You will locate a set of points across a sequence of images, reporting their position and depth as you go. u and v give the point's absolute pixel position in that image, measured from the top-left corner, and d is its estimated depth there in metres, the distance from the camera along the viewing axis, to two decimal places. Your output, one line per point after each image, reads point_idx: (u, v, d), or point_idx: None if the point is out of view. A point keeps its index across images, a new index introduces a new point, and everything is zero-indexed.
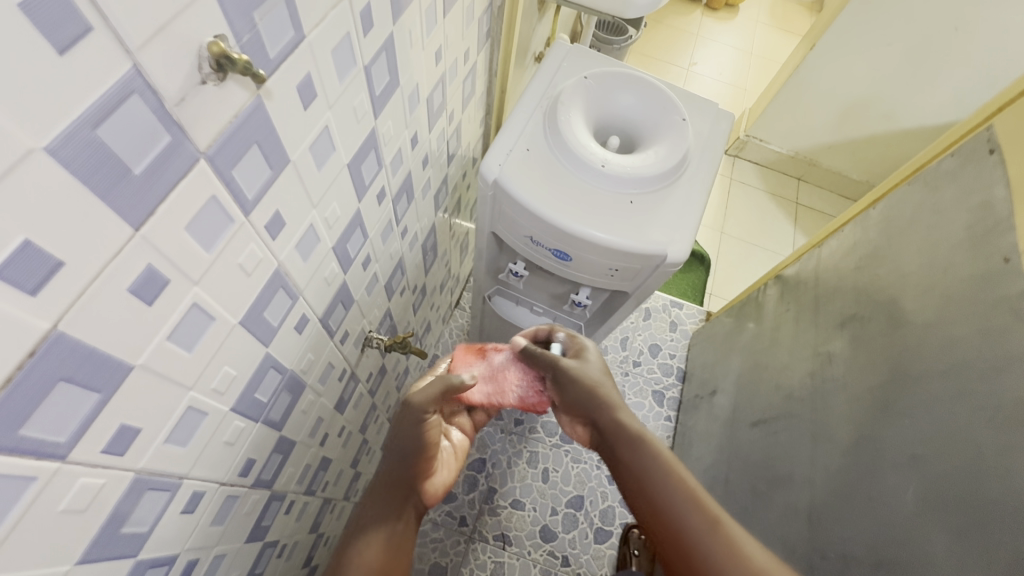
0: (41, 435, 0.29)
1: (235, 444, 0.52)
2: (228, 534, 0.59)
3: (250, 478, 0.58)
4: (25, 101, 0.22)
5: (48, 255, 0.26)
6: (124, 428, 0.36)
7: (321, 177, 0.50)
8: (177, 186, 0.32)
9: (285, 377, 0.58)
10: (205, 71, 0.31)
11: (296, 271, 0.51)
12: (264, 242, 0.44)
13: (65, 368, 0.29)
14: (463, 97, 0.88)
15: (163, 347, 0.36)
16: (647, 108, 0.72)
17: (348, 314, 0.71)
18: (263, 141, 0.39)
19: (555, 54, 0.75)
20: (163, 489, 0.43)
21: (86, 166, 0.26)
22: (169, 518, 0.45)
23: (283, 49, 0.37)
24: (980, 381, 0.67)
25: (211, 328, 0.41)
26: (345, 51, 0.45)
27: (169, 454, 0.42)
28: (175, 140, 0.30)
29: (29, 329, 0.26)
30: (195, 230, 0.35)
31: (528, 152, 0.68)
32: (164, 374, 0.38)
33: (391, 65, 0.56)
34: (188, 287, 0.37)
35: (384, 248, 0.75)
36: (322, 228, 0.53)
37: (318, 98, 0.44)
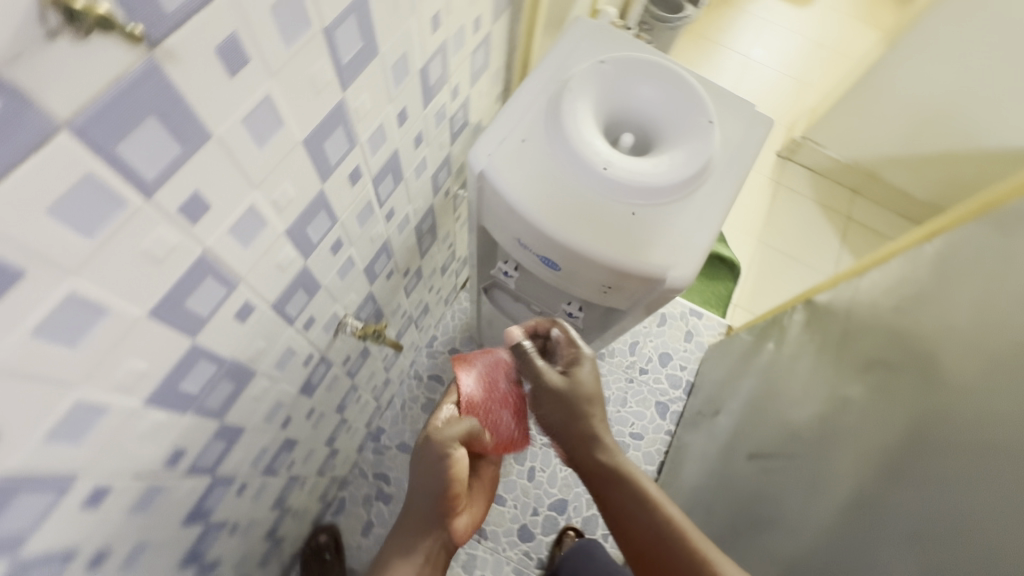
0: None
1: (156, 436, 0.48)
2: (156, 521, 0.55)
3: (181, 466, 0.55)
4: None
5: None
6: None
7: (263, 155, 0.43)
8: (23, 164, 0.26)
9: (224, 367, 0.54)
10: (51, 23, 0.24)
11: (232, 257, 0.46)
12: (178, 227, 0.38)
13: None
14: (473, 71, 0.79)
15: (26, 344, 0.31)
16: (671, 105, 0.62)
17: (313, 299, 0.66)
18: (166, 113, 0.33)
19: (573, 31, 0.66)
20: (51, 488, 0.39)
21: None
22: (64, 513, 0.42)
23: (187, 1, 0.30)
24: (1003, 478, 0.57)
25: (105, 321, 0.36)
26: (292, 8, 0.38)
27: (56, 453, 0.38)
28: (11, 107, 0.25)
29: None
30: (62, 214, 0.30)
31: (523, 144, 0.59)
32: (34, 372, 0.33)
33: (365, 30, 0.48)
34: (61, 278, 0.31)
35: (362, 232, 0.69)
36: (269, 211, 0.48)
37: (251, 62, 0.37)
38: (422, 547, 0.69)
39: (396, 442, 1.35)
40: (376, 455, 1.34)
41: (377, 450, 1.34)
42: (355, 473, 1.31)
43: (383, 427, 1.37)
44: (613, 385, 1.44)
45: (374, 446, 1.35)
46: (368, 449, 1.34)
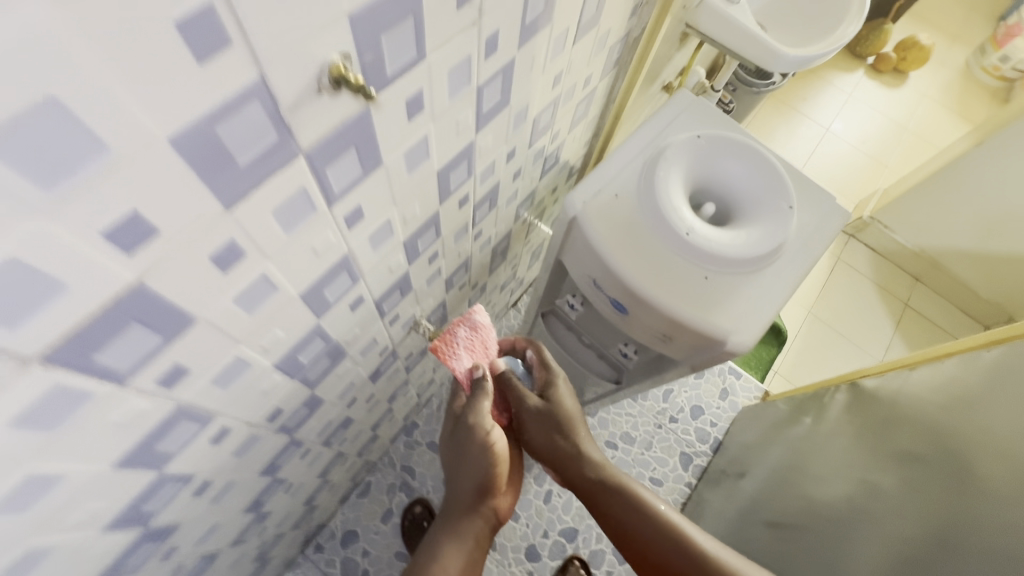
0: (108, 363, 0.33)
1: (269, 393, 0.57)
2: (243, 467, 0.64)
3: (274, 423, 0.63)
4: (150, 92, 0.24)
5: (148, 223, 0.29)
6: (177, 366, 0.40)
7: (408, 179, 0.52)
8: (273, 177, 0.35)
9: (328, 346, 0.62)
10: (322, 84, 0.33)
11: (363, 257, 0.54)
12: (339, 230, 0.47)
13: (139, 314, 0.33)
14: (573, 119, 0.87)
15: (226, 306, 0.40)
16: (755, 185, 0.67)
17: (403, 299, 0.74)
18: (361, 146, 0.41)
19: (674, 103, 0.73)
20: (197, 420, 0.48)
21: (197, 156, 0.29)
22: (197, 444, 0.50)
23: (401, 66, 0.39)
24: None
25: (273, 296, 0.45)
26: (462, 70, 0.47)
27: (210, 393, 0.46)
28: (280, 139, 0.33)
29: (117, 279, 0.30)
30: (279, 214, 0.38)
31: (615, 198, 0.67)
32: (221, 328, 0.42)
33: (505, 86, 0.57)
34: (261, 260, 0.40)
35: (454, 247, 0.77)
36: (397, 224, 0.56)
37: (423, 110, 0.46)
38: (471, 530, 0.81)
39: (426, 440, 1.43)
40: (406, 448, 1.41)
41: (408, 444, 1.42)
42: (384, 461, 1.39)
43: (417, 423, 1.45)
44: (642, 427, 1.47)
45: (405, 439, 1.42)
46: (400, 441, 1.42)
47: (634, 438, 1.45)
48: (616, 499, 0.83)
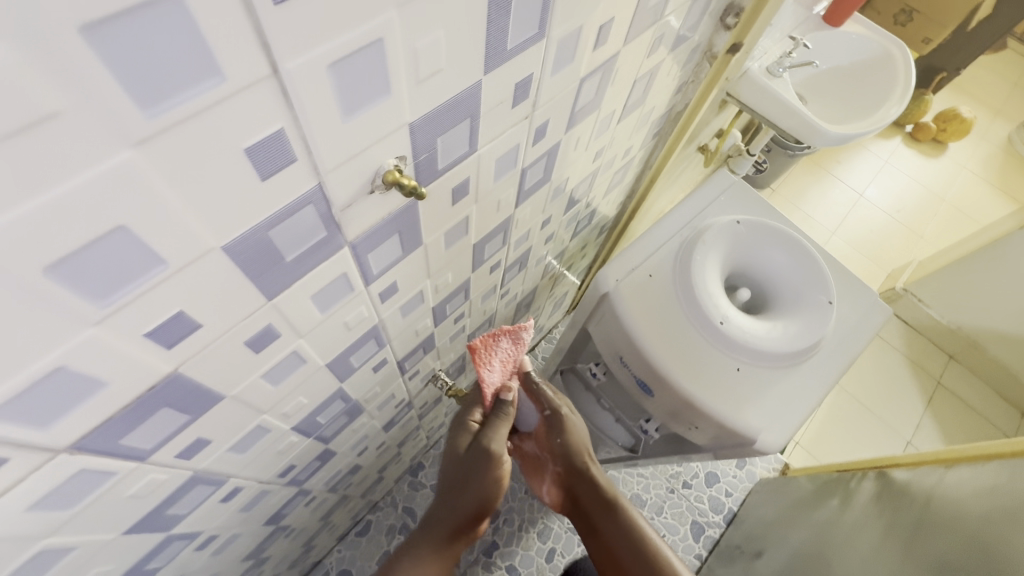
0: (133, 444, 0.33)
1: (284, 452, 0.56)
2: (249, 520, 0.62)
3: (285, 478, 0.62)
4: (214, 209, 0.25)
5: (191, 320, 0.29)
6: (199, 439, 0.39)
7: (445, 254, 0.52)
8: (317, 268, 0.35)
9: (347, 404, 0.61)
10: (375, 184, 0.33)
11: (392, 325, 0.54)
12: (373, 305, 0.47)
13: (170, 398, 0.33)
14: (609, 185, 0.87)
15: (254, 382, 0.40)
16: (794, 277, 0.66)
17: (425, 356, 0.73)
18: (405, 231, 0.41)
19: (714, 184, 0.73)
20: (211, 484, 0.47)
21: (248, 258, 0.29)
22: (208, 504, 0.49)
23: (452, 161, 0.39)
24: None
25: (300, 368, 0.44)
26: (509, 157, 0.47)
27: (227, 459, 0.46)
28: (329, 234, 0.33)
29: (154, 371, 0.29)
30: (318, 298, 0.38)
31: (649, 277, 0.66)
32: (247, 401, 0.41)
33: (548, 165, 0.57)
34: (294, 338, 0.40)
35: (480, 306, 0.77)
36: (429, 293, 0.56)
37: (468, 195, 0.46)
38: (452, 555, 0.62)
39: (430, 482, 1.40)
40: (410, 489, 1.39)
41: (412, 485, 1.39)
42: (387, 501, 1.36)
43: (423, 464, 1.42)
44: (653, 490, 1.42)
45: (410, 480, 1.40)
46: (404, 481, 1.39)
47: (645, 501, 1.40)
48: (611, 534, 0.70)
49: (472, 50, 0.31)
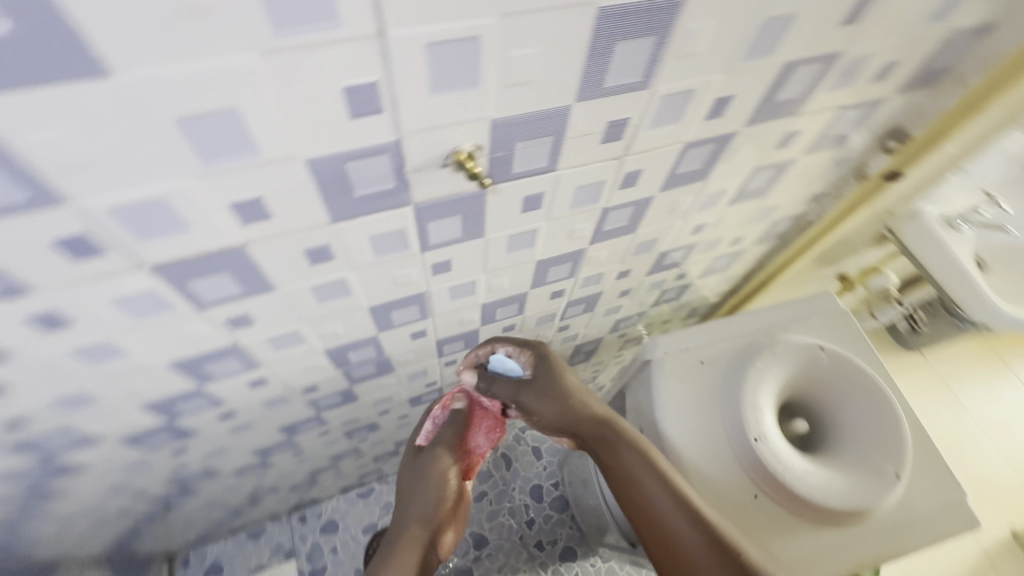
0: (197, 290, 0.41)
1: (311, 370, 0.63)
2: (267, 417, 0.71)
3: (306, 395, 0.69)
4: (304, 127, 0.31)
5: (264, 209, 0.36)
6: (246, 315, 0.47)
7: (505, 257, 0.55)
8: (379, 213, 0.41)
9: (379, 356, 0.67)
10: (447, 161, 0.38)
11: (438, 301, 0.59)
12: (423, 272, 0.52)
13: (233, 267, 0.40)
14: (708, 268, 0.84)
15: (303, 289, 0.46)
16: (865, 428, 0.59)
17: (465, 350, 0.77)
18: (468, 217, 0.46)
19: (808, 301, 0.68)
20: (245, 363, 0.55)
21: (322, 178, 0.35)
22: (238, 379, 0.58)
23: (527, 170, 0.42)
24: None
25: (344, 298, 0.51)
26: (591, 191, 0.49)
27: (264, 347, 0.53)
28: (396, 188, 0.39)
29: (227, 238, 0.37)
30: (374, 241, 0.44)
31: (699, 364, 0.63)
32: (293, 303, 0.48)
33: (635, 217, 0.58)
34: (345, 268, 0.46)
35: (533, 328, 0.79)
36: (481, 287, 0.59)
37: (539, 210, 0.49)
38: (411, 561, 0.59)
39: None
40: None
41: None
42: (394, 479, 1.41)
43: None
44: None
45: None
46: None
47: None
48: (643, 510, 0.54)
49: (565, 77, 0.35)
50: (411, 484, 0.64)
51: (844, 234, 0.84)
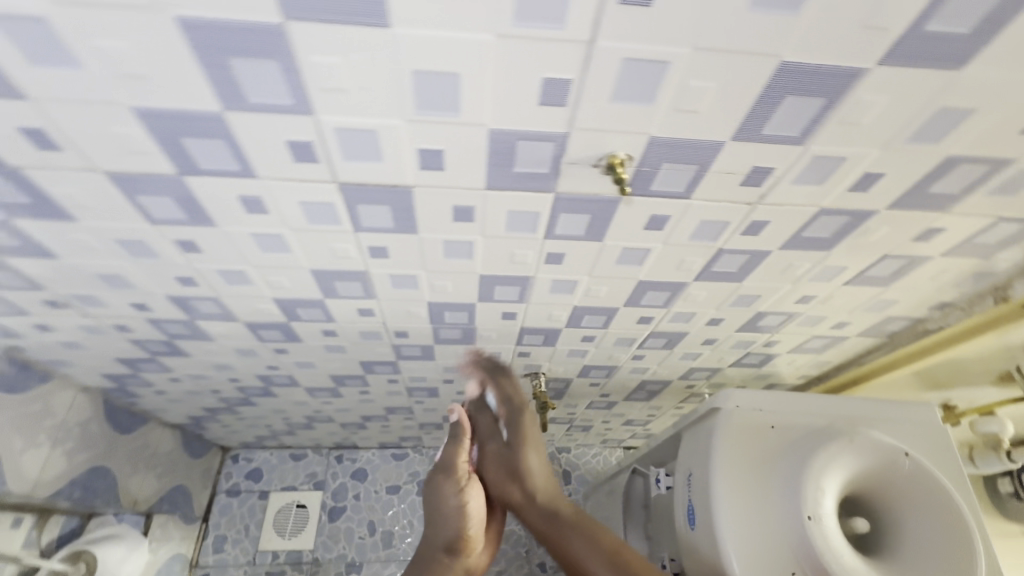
0: (361, 215, 0.49)
1: (410, 317, 0.70)
2: (356, 347, 0.79)
3: (395, 339, 0.77)
4: (500, 101, 0.37)
5: (440, 161, 0.43)
6: (385, 249, 0.55)
7: (612, 267, 0.59)
8: (525, 192, 0.46)
9: (467, 325, 0.73)
10: (599, 163, 0.43)
11: (537, 289, 0.64)
12: (537, 258, 0.57)
13: (396, 203, 0.48)
14: (801, 345, 0.82)
15: (437, 240, 0.53)
16: (934, 550, 0.55)
17: (541, 346, 0.81)
18: (596, 218, 0.50)
19: (902, 407, 0.66)
20: (365, 290, 0.63)
21: (494, 147, 0.41)
22: (352, 303, 0.66)
23: (663, 190, 0.46)
24: None
25: (464, 260, 0.57)
26: (713, 228, 0.52)
27: (385, 281, 0.61)
28: (548, 173, 0.44)
29: (402, 177, 0.44)
30: (510, 216, 0.50)
31: (768, 427, 0.63)
32: (423, 250, 0.55)
33: (745, 267, 0.59)
34: (477, 232, 0.52)
35: (609, 346, 0.81)
36: (579, 289, 0.64)
37: (659, 231, 0.53)
38: None
39: None
40: None
41: None
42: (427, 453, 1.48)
43: None
44: None
45: None
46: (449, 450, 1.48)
47: None
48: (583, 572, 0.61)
49: (727, 113, 0.39)
50: (429, 508, 0.65)
51: (958, 355, 0.78)
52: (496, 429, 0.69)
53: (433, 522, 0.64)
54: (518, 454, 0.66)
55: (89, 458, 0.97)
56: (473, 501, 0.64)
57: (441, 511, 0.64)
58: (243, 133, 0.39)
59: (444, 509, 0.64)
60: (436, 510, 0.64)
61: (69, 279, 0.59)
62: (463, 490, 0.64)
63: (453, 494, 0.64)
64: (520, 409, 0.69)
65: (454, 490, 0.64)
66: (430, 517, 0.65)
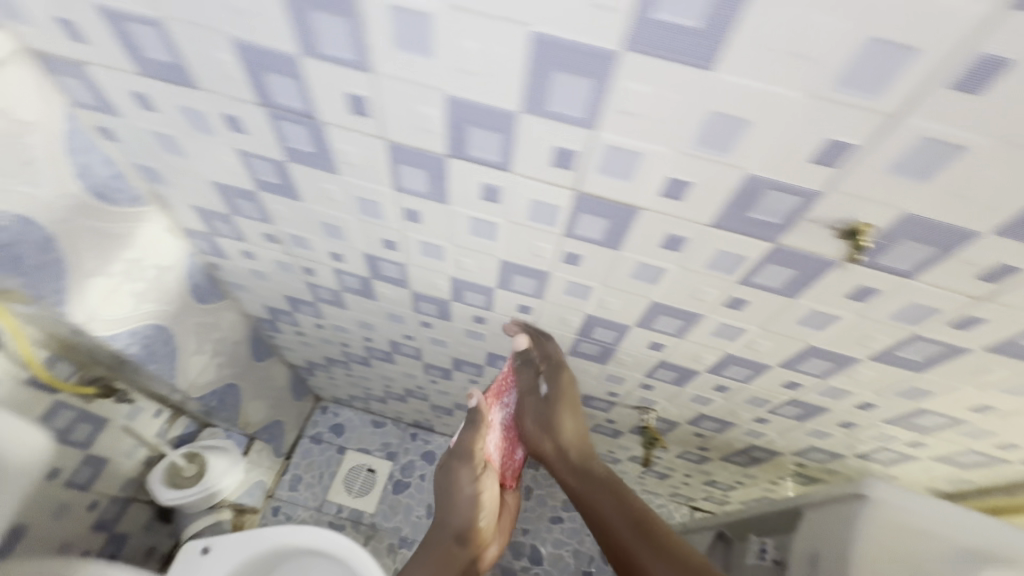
0: (578, 223, 0.53)
1: (562, 323, 0.73)
2: (495, 338, 0.84)
3: (534, 340, 0.81)
4: (774, 151, 0.40)
5: (683, 192, 0.46)
6: (579, 258, 0.58)
7: (789, 325, 0.59)
8: (746, 237, 0.48)
9: (610, 345, 0.75)
10: (839, 225, 0.44)
11: (700, 328, 0.65)
12: (718, 299, 0.58)
13: (616, 221, 0.51)
14: (948, 455, 0.77)
15: (632, 261, 0.56)
16: None
17: (668, 383, 0.81)
18: (802, 276, 0.51)
19: None
20: (536, 289, 0.67)
21: (742, 190, 0.44)
22: (517, 298, 0.71)
23: (889, 265, 0.47)
24: None
25: (646, 285, 0.59)
26: (920, 313, 0.51)
27: (559, 286, 0.65)
28: (780, 224, 0.46)
29: (638, 199, 0.48)
30: (718, 255, 0.52)
31: (918, 529, 0.60)
32: (613, 267, 0.58)
33: (932, 359, 0.57)
34: (675, 263, 0.55)
35: (737, 401, 0.80)
36: (742, 338, 0.64)
37: (859, 303, 0.52)
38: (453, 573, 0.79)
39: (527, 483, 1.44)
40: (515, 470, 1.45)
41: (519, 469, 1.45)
42: None
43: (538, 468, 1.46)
44: None
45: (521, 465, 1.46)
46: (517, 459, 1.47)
47: None
48: (598, 508, 0.76)
49: (1005, 208, 0.39)
50: (446, 496, 0.81)
51: None
52: (534, 389, 0.80)
53: (450, 511, 0.81)
54: (551, 414, 0.79)
55: (228, 374, 1.09)
56: (484, 493, 0.81)
57: (458, 500, 0.80)
58: (523, 133, 0.44)
59: (460, 505, 0.80)
60: (454, 497, 0.80)
61: (298, 219, 0.68)
62: (476, 485, 0.80)
63: (467, 492, 0.80)
64: (559, 366, 0.77)
65: (469, 489, 0.80)
66: (444, 507, 0.82)
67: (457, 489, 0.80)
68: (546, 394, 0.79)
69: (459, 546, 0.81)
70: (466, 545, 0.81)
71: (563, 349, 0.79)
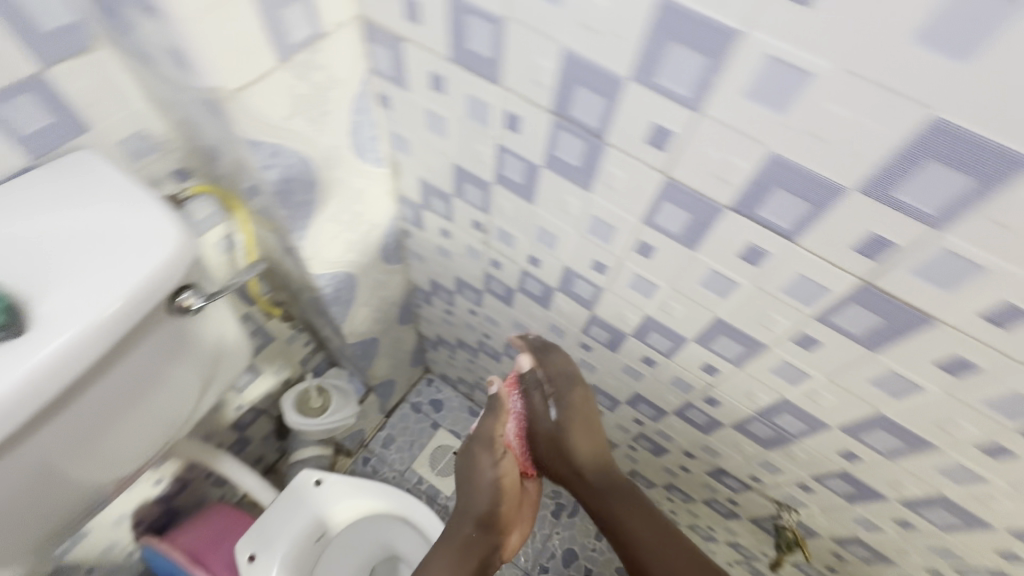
0: (842, 312, 0.48)
1: (746, 396, 0.68)
2: (654, 383, 0.80)
3: (699, 400, 0.76)
4: None
5: (1013, 321, 0.40)
6: (817, 344, 0.54)
7: None
8: None
9: (789, 434, 0.69)
10: None
11: (922, 457, 0.57)
12: (971, 437, 0.51)
13: (896, 324, 0.46)
14: None
15: (885, 368, 0.50)
16: None
17: (834, 493, 0.73)
18: None
19: None
20: (739, 356, 0.63)
21: None
22: (709, 357, 0.67)
23: None
24: None
25: (884, 394, 0.53)
26: None
27: (770, 361, 0.60)
28: None
29: (944, 311, 0.42)
30: (1010, 396, 0.45)
31: None
32: (855, 366, 0.53)
33: None
34: (940, 387, 0.48)
35: (913, 542, 0.70)
36: (972, 485, 0.56)
37: None
38: (471, 558, 0.80)
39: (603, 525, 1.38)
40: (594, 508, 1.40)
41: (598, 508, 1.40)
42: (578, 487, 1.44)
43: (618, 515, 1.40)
44: None
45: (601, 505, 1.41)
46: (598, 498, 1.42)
47: None
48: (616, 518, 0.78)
49: None
50: (465, 482, 0.83)
51: None
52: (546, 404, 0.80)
53: (467, 497, 0.83)
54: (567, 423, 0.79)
55: (374, 329, 1.15)
56: (505, 479, 0.82)
57: (477, 487, 0.82)
58: (840, 210, 0.41)
59: (478, 493, 0.82)
60: (472, 484, 0.82)
61: (518, 218, 0.69)
62: (497, 471, 0.81)
63: (484, 478, 0.81)
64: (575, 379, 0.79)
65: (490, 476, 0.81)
66: (462, 491, 0.83)
67: (477, 475, 0.82)
68: (559, 413, 0.80)
69: (477, 533, 0.82)
70: (489, 532, 0.82)
71: (571, 364, 0.81)
